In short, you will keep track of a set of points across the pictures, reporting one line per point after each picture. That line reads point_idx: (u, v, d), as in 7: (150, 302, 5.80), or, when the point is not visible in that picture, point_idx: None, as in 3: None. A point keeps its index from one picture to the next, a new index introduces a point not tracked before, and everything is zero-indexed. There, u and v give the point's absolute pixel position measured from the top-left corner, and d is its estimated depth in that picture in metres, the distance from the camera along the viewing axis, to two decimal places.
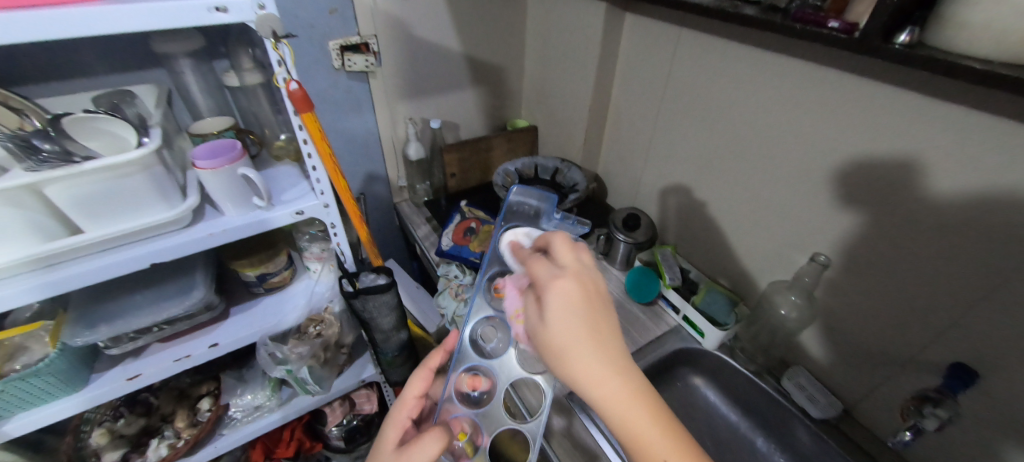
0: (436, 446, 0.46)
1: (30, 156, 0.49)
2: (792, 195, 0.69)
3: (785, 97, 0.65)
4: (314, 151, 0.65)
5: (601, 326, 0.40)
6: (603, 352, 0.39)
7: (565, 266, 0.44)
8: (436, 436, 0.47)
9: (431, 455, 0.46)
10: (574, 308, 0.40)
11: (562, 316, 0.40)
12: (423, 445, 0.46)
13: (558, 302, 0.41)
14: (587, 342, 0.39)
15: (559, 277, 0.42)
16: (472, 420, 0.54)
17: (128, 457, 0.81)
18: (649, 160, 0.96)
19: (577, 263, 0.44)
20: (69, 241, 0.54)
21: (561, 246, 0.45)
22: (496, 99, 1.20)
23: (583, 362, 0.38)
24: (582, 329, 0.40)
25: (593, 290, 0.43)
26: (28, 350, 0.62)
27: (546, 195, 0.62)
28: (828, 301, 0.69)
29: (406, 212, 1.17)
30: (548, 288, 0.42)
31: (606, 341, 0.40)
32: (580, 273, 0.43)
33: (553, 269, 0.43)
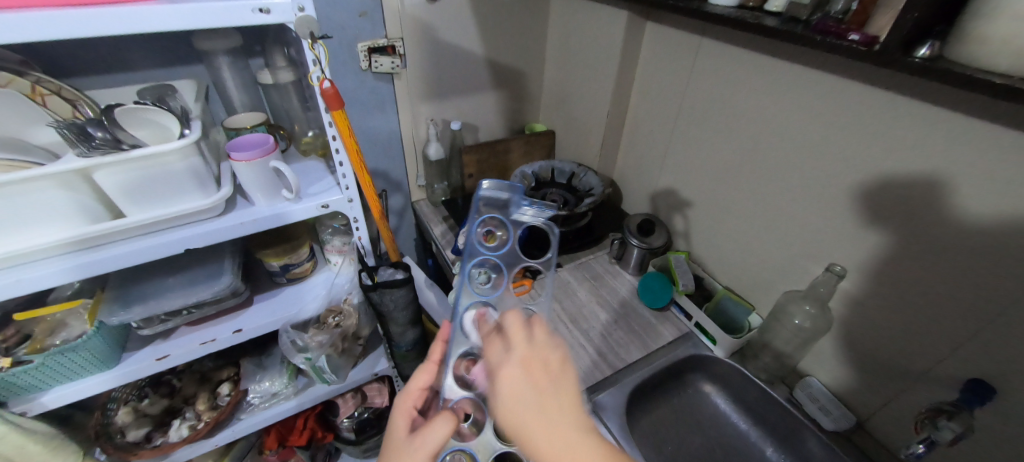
0: (449, 426, 0.47)
1: (83, 142, 0.53)
2: (808, 205, 0.69)
3: (804, 108, 0.65)
4: (342, 147, 0.68)
5: (549, 398, 0.42)
6: (555, 424, 0.40)
7: (511, 346, 0.45)
8: (449, 418, 0.48)
9: (443, 436, 0.47)
10: (524, 392, 0.42)
11: (513, 400, 0.42)
12: (438, 428, 0.47)
13: (508, 390, 0.42)
14: (537, 416, 0.41)
15: (505, 365, 0.44)
16: (473, 401, 0.54)
17: (151, 436, 0.85)
18: (666, 167, 0.96)
19: (526, 343, 0.45)
20: (112, 224, 0.57)
21: (512, 325, 0.47)
22: (515, 102, 1.22)
23: (536, 434, 0.40)
24: (530, 404, 0.41)
25: (542, 367, 0.44)
26: (68, 327, 0.66)
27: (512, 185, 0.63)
28: (842, 312, 0.69)
29: (423, 210, 1.20)
30: (498, 378, 0.43)
31: (552, 410, 0.41)
32: (529, 349, 0.45)
33: (503, 354, 0.45)
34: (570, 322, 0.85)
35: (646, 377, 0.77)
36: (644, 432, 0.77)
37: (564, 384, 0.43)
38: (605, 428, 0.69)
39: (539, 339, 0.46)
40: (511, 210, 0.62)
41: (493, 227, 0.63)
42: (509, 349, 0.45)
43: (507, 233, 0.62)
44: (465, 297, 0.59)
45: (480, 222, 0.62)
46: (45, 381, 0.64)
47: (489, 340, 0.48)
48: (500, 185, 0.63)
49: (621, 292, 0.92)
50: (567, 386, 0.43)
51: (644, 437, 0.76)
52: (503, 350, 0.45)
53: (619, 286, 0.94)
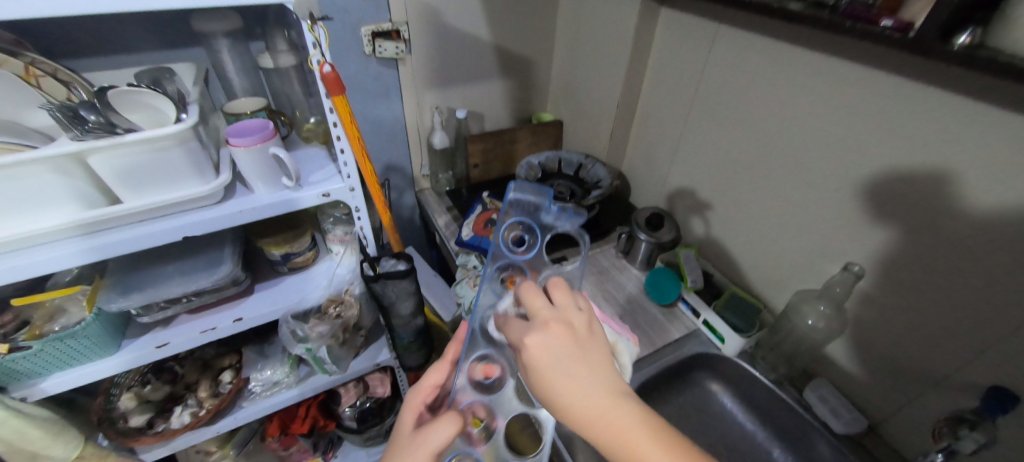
0: (453, 429, 0.46)
1: (75, 125, 0.51)
2: (826, 201, 0.66)
3: (825, 99, 0.62)
4: (343, 133, 0.66)
5: (581, 362, 0.39)
6: (586, 387, 0.38)
7: (535, 314, 0.43)
8: (453, 419, 0.46)
9: (447, 436, 0.45)
10: (553, 358, 0.40)
11: (542, 367, 0.40)
12: (442, 428, 0.46)
13: (535, 356, 0.40)
14: (567, 380, 0.38)
15: (531, 334, 0.41)
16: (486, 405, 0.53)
17: (154, 422, 0.85)
18: (676, 159, 0.94)
19: (547, 310, 0.43)
20: (108, 210, 0.56)
21: (528, 294, 0.44)
22: (523, 91, 1.19)
23: (572, 400, 0.38)
24: (562, 372, 0.39)
25: (568, 331, 0.41)
26: (66, 312, 0.65)
27: (541, 188, 0.56)
28: (858, 313, 0.66)
29: (427, 201, 1.18)
30: (523, 345, 0.41)
31: (585, 375, 0.39)
32: (554, 314, 0.42)
33: (527, 323, 0.42)
34: None
35: (653, 374, 0.75)
36: None
37: (593, 346, 0.41)
38: None
39: (561, 302, 0.43)
40: (540, 216, 0.56)
41: (521, 229, 0.58)
42: (533, 317, 0.42)
43: (535, 238, 0.58)
44: (485, 303, 0.57)
45: (507, 224, 0.57)
46: (45, 367, 0.64)
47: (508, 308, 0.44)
48: (531, 187, 0.57)
49: (626, 287, 0.90)
50: (597, 348, 0.41)
51: None
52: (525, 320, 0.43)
53: (625, 281, 0.92)
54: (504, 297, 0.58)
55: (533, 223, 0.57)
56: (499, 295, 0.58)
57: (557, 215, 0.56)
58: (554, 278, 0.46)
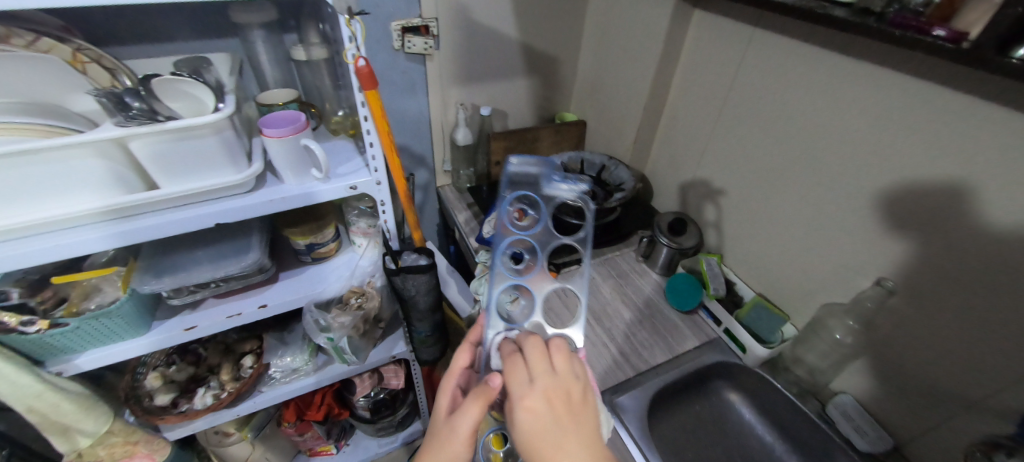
0: (480, 410, 0.45)
1: (121, 112, 0.52)
2: (862, 213, 0.64)
3: (867, 108, 0.60)
4: (373, 128, 0.67)
5: (569, 435, 0.40)
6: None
7: (534, 375, 0.43)
8: (479, 401, 0.46)
9: (475, 417, 0.45)
10: (543, 425, 0.41)
11: (533, 433, 0.40)
12: (472, 411, 0.45)
13: (526, 421, 0.41)
14: (553, 451, 0.39)
15: (529, 395, 0.42)
16: None
17: (177, 402, 0.87)
18: (703, 165, 0.92)
19: (546, 373, 0.44)
20: (147, 195, 0.58)
21: (533, 352, 0.45)
22: (548, 90, 1.19)
23: None
24: (550, 440, 0.40)
25: (562, 399, 0.42)
26: (102, 292, 0.67)
27: (541, 162, 0.67)
28: (889, 329, 0.64)
29: (448, 196, 1.18)
30: (517, 406, 0.42)
31: (571, 448, 0.39)
32: (553, 379, 0.43)
33: (525, 382, 0.43)
34: (592, 320, 0.82)
35: (672, 381, 0.74)
36: (665, 437, 0.74)
37: (584, 420, 0.42)
38: (624, 431, 0.67)
39: (561, 367, 0.44)
40: (541, 187, 0.66)
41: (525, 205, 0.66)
42: (532, 377, 0.43)
43: (539, 212, 0.65)
44: (500, 279, 0.59)
45: (512, 201, 0.64)
46: (81, 343, 0.66)
47: (511, 360, 0.46)
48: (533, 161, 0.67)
49: (646, 291, 0.89)
50: (587, 422, 0.42)
51: (664, 442, 0.74)
52: (524, 379, 0.44)
53: (644, 285, 0.91)
54: (516, 270, 0.62)
55: (536, 194, 0.65)
56: (512, 270, 0.61)
57: (558, 183, 0.66)
58: (557, 340, 0.47)
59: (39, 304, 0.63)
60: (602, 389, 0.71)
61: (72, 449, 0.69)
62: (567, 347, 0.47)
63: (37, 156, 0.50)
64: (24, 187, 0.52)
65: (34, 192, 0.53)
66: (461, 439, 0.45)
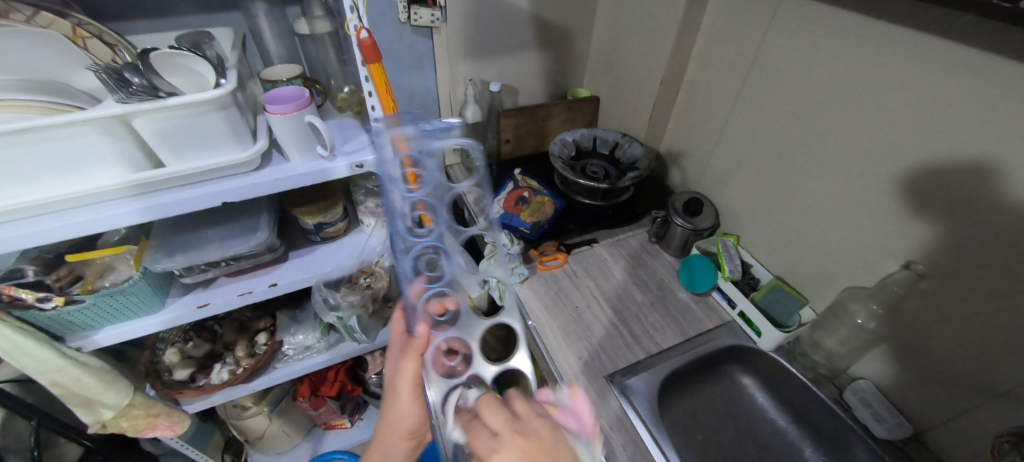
0: (411, 362, 0.62)
1: (121, 88, 0.51)
2: (893, 192, 0.60)
3: (906, 78, 0.56)
4: (378, 104, 0.65)
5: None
6: None
7: (498, 430, 0.43)
8: (410, 355, 0.62)
9: (410, 382, 0.58)
10: None
11: None
12: (405, 366, 0.62)
13: None
14: None
15: (497, 450, 0.41)
16: (459, 338, 0.64)
17: (196, 376, 0.89)
18: (721, 142, 0.88)
19: (509, 422, 0.43)
20: (153, 174, 0.57)
21: (487, 407, 0.45)
22: (559, 64, 1.15)
23: None
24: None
25: (534, 445, 0.41)
26: (116, 270, 0.68)
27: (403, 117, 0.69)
28: (915, 315, 0.61)
29: (457, 175, 1.16)
30: None
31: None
32: (517, 426, 0.43)
33: (491, 438, 0.42)
34: (602, 300, 0.81)
35: (682, 364, 0.73)
36: (675, 419, 0.74)
37: (561, 459, 0.40)
38: (632, 410, 0.66)
39: (523, 412, 0.44)
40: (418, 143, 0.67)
41: (416, 165, 0.67)
42: (498, 432, 0.42)
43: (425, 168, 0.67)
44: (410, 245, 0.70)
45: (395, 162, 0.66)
46: (99, 320, 0.67)
47: (472, 426, 0.45)
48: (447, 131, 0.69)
49: (658, 272, 0.87)
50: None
51: (675, 424, 0.73)
52: (488, 437, 0.42)
53: (657, 267, 0.89)
54: (419, 233, 0.70)
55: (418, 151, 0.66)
56: (415, 234, 0.70)
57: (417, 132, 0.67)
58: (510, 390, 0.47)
59: (54, 281, 0.63)
60: (612, 372, 0.70)
61: (95, 421, 0.71)
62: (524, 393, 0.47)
63: (41, 133, 0.49)
64: (31, 165, 0.51)
65: (41, 170, 0.52)
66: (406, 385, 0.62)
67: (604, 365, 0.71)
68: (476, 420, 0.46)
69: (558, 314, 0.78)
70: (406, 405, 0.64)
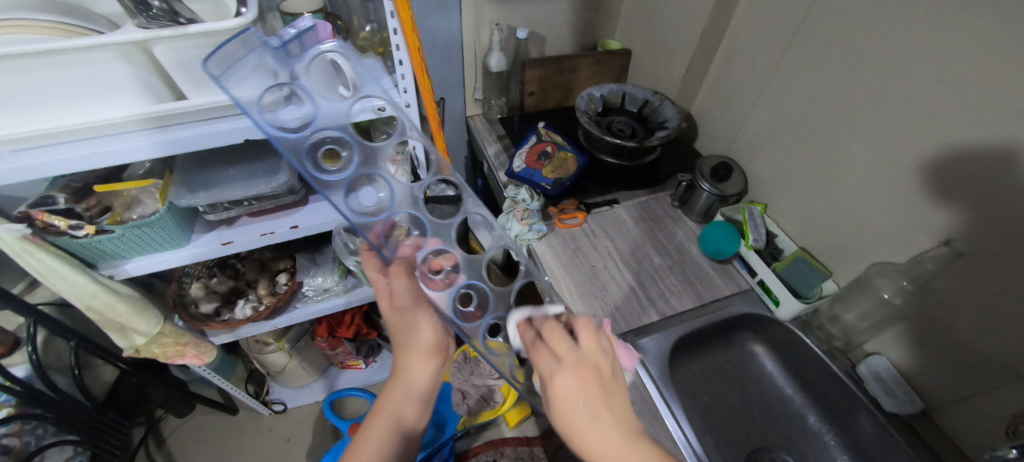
0: (405, 277, 0.53)
1: (141, 12, 0.49)
2: (943, 165, 0.56)
3: (982, 39, 0.50)
4: (402, 43, 0.63)
5: (605, 412, 0.41)
6: (609, 439, 0.40)
7: (561, 356, 0.44)
8: (399, 271, 0.54)
9: (407, 287, 0.53)
10: (574, 400, 0.41)
11: (567, 411, 0.41)
12: (397, 280, 0.53)
13: (560, 398, 0.42)
14: (587, 428, 0.40)
15: (559, 374, 0.42)
16: (439, 250, 0.60)
17: (220, 310, 0.93)
18: (757, 105, 0.83)
19: (574, 353, 0.44)
20: (174, 106, 0.56)
21: (551, 334, 0.45)
22: (592, 12, 1.07)
23: (596, 447, 0.40)
24: (585, 418, 0.41)
25: (596, 379, 0.43)
26: (142, 204, 0.69)
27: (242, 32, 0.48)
28: (947, 293, 0.59)
29: (477, 127, 1.11)
30: (550, 385, 0.43)
31: (605, 422, 0.41)
32: (582, 356, 0.44)
33: (554, 361, 0.44)
34: (620, 261, 0.81)
35: (697, 329, 0.74)
36: (684, 380, 0.74)
37: (618, 394, 0.43)
38: (644, 371, 0.67)
39: (588, 345, 0.45)
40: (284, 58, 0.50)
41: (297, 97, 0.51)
42: (561, 358, 0.44)
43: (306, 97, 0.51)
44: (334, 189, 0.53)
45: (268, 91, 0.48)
46: (128, 251, 0.69)
47: (535, 347, 0.46)
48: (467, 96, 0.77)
49: (679, 238, 0.86)
50: (621, 396, 0.43)
51: (684, 386, 0.74)
52: (551, 360, 0.44)
53: (677, 231, 0.87)
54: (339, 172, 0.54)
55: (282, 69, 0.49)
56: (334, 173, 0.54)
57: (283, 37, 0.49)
58: (582, 318, 0.47)
59: (84, 211, 0.65)
60: (623, 331, 0.71)
61: (129, 346, 0.76)
62: (593, 324, 0.47)
63: (62, 56, 0.48)
64: (55, 89, 0.51)
65: (65, 95, 0.52)
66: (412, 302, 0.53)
67: (618, 323, 0.72)
68: (537, 342, 0.47)
69: (575, 272, 0.78)
70: (420, 321, 0.56)
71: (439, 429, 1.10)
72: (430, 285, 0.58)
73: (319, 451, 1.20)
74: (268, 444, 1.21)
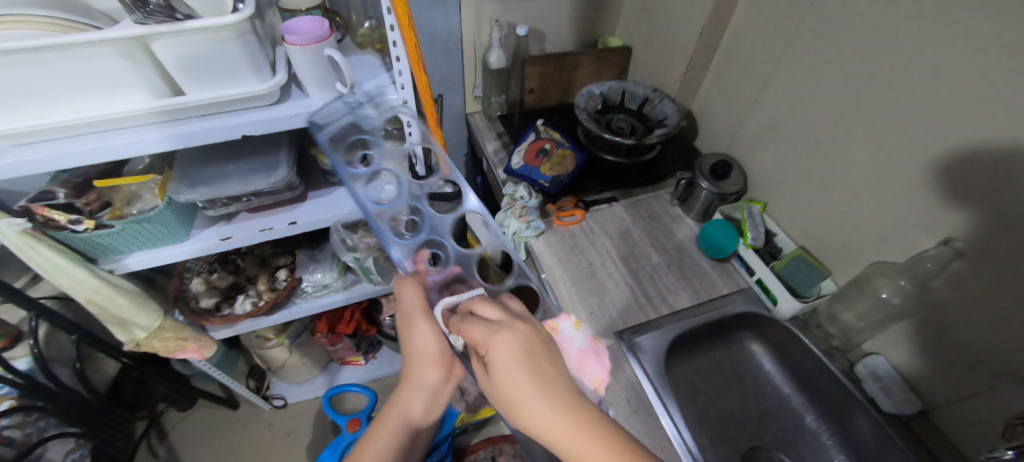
0: (413, 287, 0.56)
1: (138, 8, 0.50)
2: (943, 163, 0.56)
3: (988, 35, 0.49)
4: (400, 40, 0.64)
5: (544, 364, 0.41)
6: (552, 390, 0.40)
7: (499, 321, 0.43)
8: (410, 281, 0.56)
9: (411, 293, 0.55)
10: (515, 359, 0.41)
11: (507, 369, 0.40)
12: (405, 288, 0.56)
13: (501, 357, 0.41)
14: (530, 382, 0.40)
15: (499, 331, 0.42)
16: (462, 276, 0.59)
17: (220, 305, 0.93)
18: (757, 103, 0.83)
19: (509, 316, 0.44)
20: (172, 102, 0.56)
21: (485, 306, 0.46)
22: (592, 9, 1.07)
23: (537, 400, 0.39)
24: (526, 373, 0.40)
25: (535, 338, 0.43)
26: (142, 199, 0.70)
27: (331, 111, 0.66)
28: (948, 293, 0.59)
29: (477, 124, 1.11)
30: (490, 345, 0.41)
31: (548, 375, 0.41)
32: (516, 318, 0.44)
33: (490, 325, 0.43)
34: (617, 259, 0.81)
35: (694, 327, 0.73)
36: (680, 378, 0.74)
37: (555, 353, 0.43)
38: (640, 369, 0.67)
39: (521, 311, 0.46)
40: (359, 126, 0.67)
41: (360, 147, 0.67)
42: (499, 321, 0.43)
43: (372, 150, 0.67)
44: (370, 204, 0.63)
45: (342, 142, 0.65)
46: (129, 246, 0.70)
47: (466, 317, 0.44)
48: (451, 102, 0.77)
49: (677, 236, 0.85)
50: (558, 354, 0.44)
51: (680, 384, 0.74)
52: (488, 324, 0.43)
53: (676, 230, 0.86)
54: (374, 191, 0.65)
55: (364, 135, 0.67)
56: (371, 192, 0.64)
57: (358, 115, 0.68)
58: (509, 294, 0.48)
59: (84, 206, 0.66)
60: (621, 329, 0.71)
61: (129, 340, 0.76)
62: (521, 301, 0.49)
63: (63, 51, 0.48)
64: (54, 84, 0.51)
65: (64, 90, 0.52)
66: (413, 308, 0.54)
67: (615, 321, 0.72)
68: (470, 315, 0.46)
69: (572, 269, 0.78)
70: (421, 330, 0.54)
71: None
72: (447, 305, 0.57)
73: (318, 446, 1.20)
74: (268, 438, 1.21)
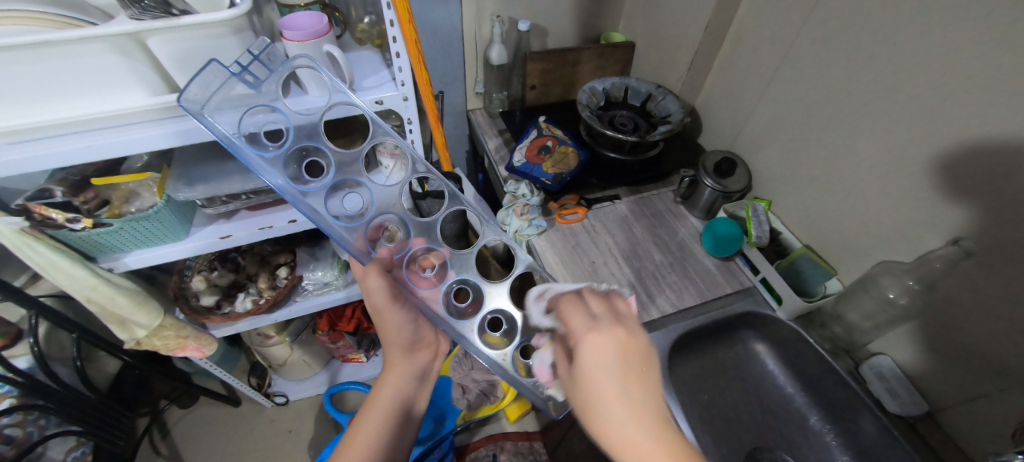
0: (377, 275, 0.54)
1: (134, 3, 0.49)
2: (951, 161, 0.55)
3: (998, 30, 0.48)
4: (399, 35, 0.63)
5: (636, 379, 0.37)
6: (635, 409, 0.35)
7: (595, 318, 0.40)
8: (373, 270, 0.54)
9: (380, 284, 0.54)
10: (604, 362, 0.37)
11: (594, 374, 0.37)
12: (371, 280, 0.54)
13: (589, 357, 0.37)
14: (614, 392, 0.36)
15: (592, 330, 0.38)
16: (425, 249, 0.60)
17: (221, 303, 0.93)
18: (762, 100, 0.82)
19: (608, 317, 0.40)
20: (169, 99, 0.56)
21: (591, 297, 0.42)
22: (595, 4, 1.05)
23: (618, 413, 0.35)
24: (611, 378, 0.36)
25: (630, 345, 0.38)
26: (140, 197, 0.69)
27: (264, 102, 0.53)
28: (955, 294, 0.58)
29: (478, 121, 1.10)
30: (581, 340, 0.38)
31: (634, 390, 0.36)
32: (619, 320, 0.40)
33: (586, 320, 0.40)
34: (620, 257, 0.80)
35: (697, 326, 0.73)
36: (682, 377, 0.74)
37: (652, 368, 0.38)
38: None
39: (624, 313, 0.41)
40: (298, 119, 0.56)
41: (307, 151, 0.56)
42: (592, 320, 0.40)
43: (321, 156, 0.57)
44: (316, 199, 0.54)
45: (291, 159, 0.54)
46: (128, 245, 0.70)
47: (566, 303, 0.42)
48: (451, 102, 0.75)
49: (681, 234, 0.85)
50: (654, 369, 0.38)
51: (683, 384, 0.74)
52: (586, 318, 0.40)
53: (679, 228, 0.86)
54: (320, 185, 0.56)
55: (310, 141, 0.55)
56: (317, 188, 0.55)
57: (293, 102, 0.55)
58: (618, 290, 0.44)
59: (82, 204, 0.65)
60: None
61: (130, 338, 0.76)
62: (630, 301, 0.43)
63: (57, 48, 0.48)
64: (49, 81, 0.50)
65: (59, 87, 0.51)
66: (383, 299, 0.54)
67: None
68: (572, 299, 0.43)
69: (575, 268, 0.77)
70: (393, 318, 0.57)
71: (438, 422, 1.11)
72: (417, 283, 0.57)
73: (319, 443, 1.20)
74: (270, 435, 1.22)
